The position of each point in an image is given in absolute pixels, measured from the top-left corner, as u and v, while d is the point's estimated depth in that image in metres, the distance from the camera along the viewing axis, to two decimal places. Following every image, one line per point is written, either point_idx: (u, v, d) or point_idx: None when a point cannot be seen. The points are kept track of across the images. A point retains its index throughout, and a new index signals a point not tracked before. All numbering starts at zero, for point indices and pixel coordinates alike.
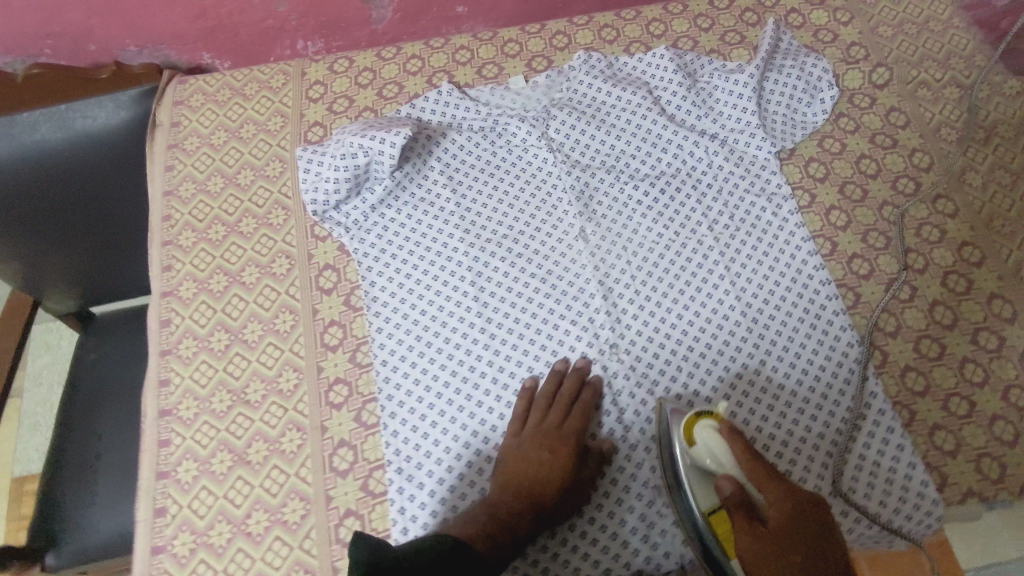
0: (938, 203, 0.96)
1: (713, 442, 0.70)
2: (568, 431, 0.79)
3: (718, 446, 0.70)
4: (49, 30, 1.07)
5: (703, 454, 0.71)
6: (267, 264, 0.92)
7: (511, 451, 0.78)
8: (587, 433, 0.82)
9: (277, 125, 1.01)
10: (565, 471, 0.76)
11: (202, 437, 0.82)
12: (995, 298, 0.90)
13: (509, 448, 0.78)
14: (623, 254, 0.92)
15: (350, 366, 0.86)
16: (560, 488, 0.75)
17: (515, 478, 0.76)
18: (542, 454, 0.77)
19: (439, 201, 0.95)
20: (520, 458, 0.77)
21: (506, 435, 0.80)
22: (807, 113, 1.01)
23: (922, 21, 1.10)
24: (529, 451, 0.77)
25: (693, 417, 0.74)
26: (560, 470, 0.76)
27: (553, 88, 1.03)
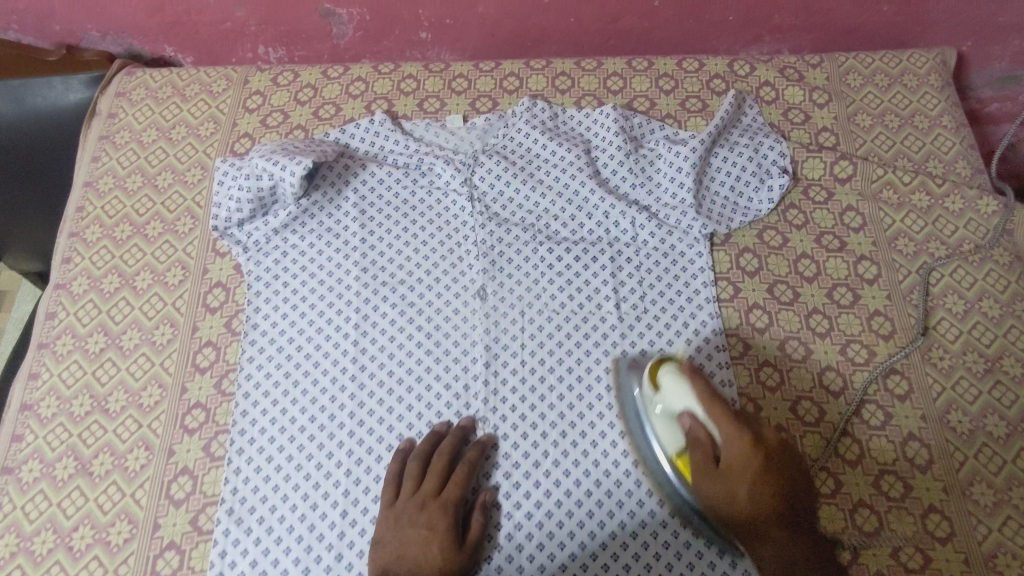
0: (874, 320, 0.88)
1: (673, 388, 0.73)
2: (447, 496, 0.75)
3: (681, 386, 0.72)
4: (13, 7, 1.06)
5: (668, 398, 0.73)
6: (161, 272, 0.91)
7: (389, 528, 0.74)
8: (472, 490, 0.78)
9: (207, 131, 1.00)
10: (450, 544, 0.72)
11: (54, 439, 0.82)
12: (911, 440, 0.81)
13: (384, 522, 0.75)
14: (519, 320, 0.87)
15: (213, 393, 0.84)
16: (448, 564, 0.71)
17: (395, 561, 0.72)
18: (420, 529, 0.73)
19: (344, 232, 0.92)
20: (399, 538, 0.73)
21: (380, 507, 0.76)
22: (752, 200, 0.94)
23: (908, 114, 1.00)
24: (407, 528, 0.73)
25: (654, 368, 0.77)
26: (444, 543, 0.72)
27: (488, 132, 0.99)
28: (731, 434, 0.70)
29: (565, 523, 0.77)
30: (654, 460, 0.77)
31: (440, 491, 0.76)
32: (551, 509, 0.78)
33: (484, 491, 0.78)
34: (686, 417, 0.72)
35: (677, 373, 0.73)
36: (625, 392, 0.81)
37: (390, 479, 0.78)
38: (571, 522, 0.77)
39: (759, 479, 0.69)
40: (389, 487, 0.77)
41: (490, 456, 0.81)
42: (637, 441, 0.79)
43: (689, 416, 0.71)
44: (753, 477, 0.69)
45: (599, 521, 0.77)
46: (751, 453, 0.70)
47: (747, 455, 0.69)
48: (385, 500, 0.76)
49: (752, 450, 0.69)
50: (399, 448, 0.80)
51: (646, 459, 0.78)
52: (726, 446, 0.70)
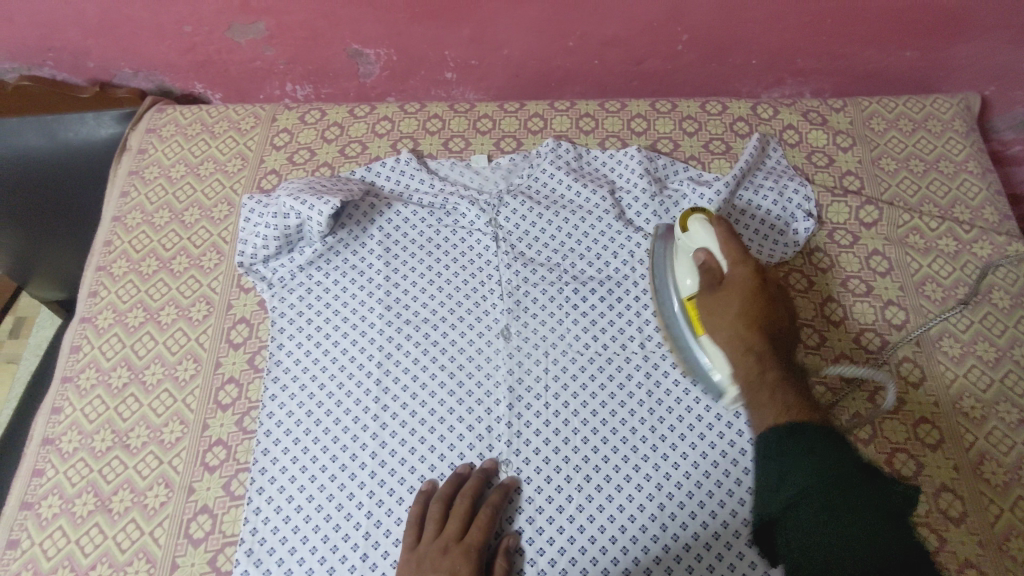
0: (903, 366, 0.86)
1: (701, 228, 0.76)
2: (469, 541, 0.74)
3: (710, 229, 0.75)
4: (47, 45, 1.08)
5: (692, 238, 0.77)
6: (186, 307, 0.92)
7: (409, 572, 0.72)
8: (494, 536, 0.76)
9: (235, 168, 1.02)
10: None
11: (74, 474, 0.82)
12: (944, 492, 0.78)
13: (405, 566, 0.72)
14: (543, 359, 0.86)
15: (235, 430, 0.83)
16: None
17: None
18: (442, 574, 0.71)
19: (369, 270, 0.93)
20: None
21: (402, 550, 0.74)
22: (779, 242, 0.93)
23: (933, 159, 1.00)
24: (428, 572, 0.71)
25: (687, 213, 0.80)
26: None
27: (513, 172, 1.00)
28: (737, 257, 0.72)
29: (590, 570, 0.75)
30: (668, 311, 0.79)
31: (462, 535, 0.74)
32: (576, 555, 0.75)
33: (507, 536, 0.76)
34: (702, 253, 0.74)
35: (706, 218, 0.77)
36: (658, 253, 0.84)
37: (412, 522, 0.76)
38: (595, 570, 0.75)
39: (755, 299, 0.70)
40: (411, 529, 0.75)
41: (514, 500, 0.79)
42: (660, 288, 0.81)
43: (704, 252, 0.75)
44: (748, 297, 0.70)
45: (624, 568, 0.75)
46: (751, 279, 0.71)
47: (748, 284, 0.70)
48: (406, 544, 0.75)
49: (752, 277, 0.71)
50: (421, 490, 0.79)
51: (663, 311, 0.80)
52: (733, 274, 0.71)
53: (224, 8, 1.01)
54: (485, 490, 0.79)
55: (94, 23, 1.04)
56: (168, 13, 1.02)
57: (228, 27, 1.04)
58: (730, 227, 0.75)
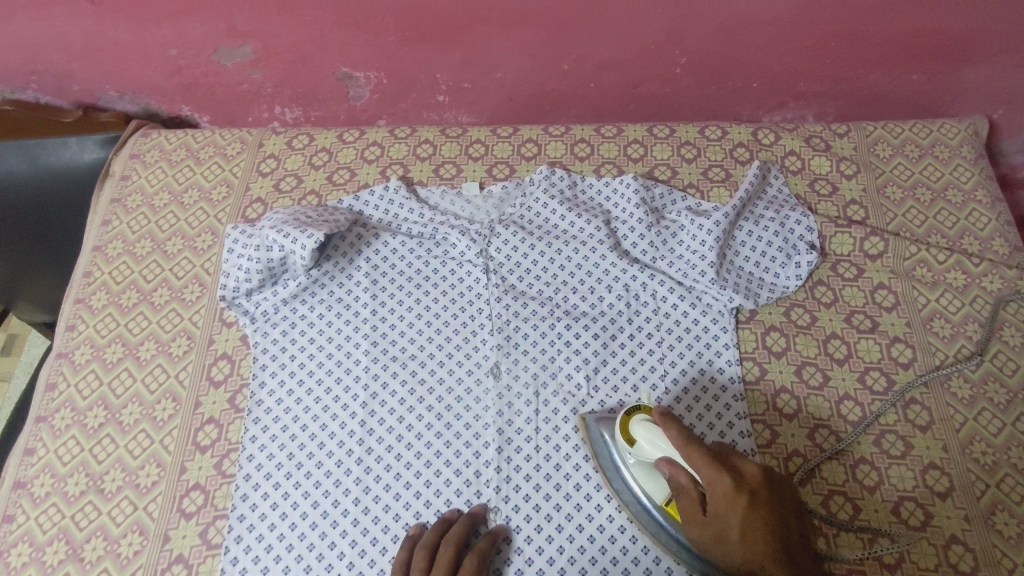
0: (909, 408, 0.82)
1: (648, 438, 0.69)
2: None
3: (656, 438, 0.69)
4: (29, 68, 1.05)
5: (648, 453, 0.70)
6: (166, 341, 0.88)
7: None
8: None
9: (219, 195, 0.99)
10: None
11: (45, 520, 0.78)
12: (953, 544, 0.75)
13: None
14: (534, 400, 0.83)
15: (213, 474, 0.80)
16: None
17: None
18: None
19: (356, 304, 0.89)
20: None
21: None
22: (780, 276, 0.90)
23: (940, 187, 0.97)
24: None
25: (625, 417, 0.73)
26: None
27: (505, 201, 0.97)
28: (711, 474, 0.64)
29: None
30: (643, 515, 0.73)
31: None
32: None
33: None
34: (666, 468, 0.68)
35: (649, 423, 0.70)
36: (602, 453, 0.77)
37: (396, 569, 0.72)
38: None
39: (752, 519, 0.63)
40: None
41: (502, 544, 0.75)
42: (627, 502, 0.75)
43: (667, 465, 0.68)
44: (743, 520, 0.63)
45: None
46: (738, 498, 0.64)
47: (735, 508, 0.63)
48: None
49: (736, 497, 0.63)
50: (409, 533, 0.75)
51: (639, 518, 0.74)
52: (713, 496, 0.64)
53: (210, 31, 0.98)
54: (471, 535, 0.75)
55: (76, 46, 1.01)
56: (152, 36, 0.99)
57: (214, 50, 1.01)
58: (675, 422, 0.69)
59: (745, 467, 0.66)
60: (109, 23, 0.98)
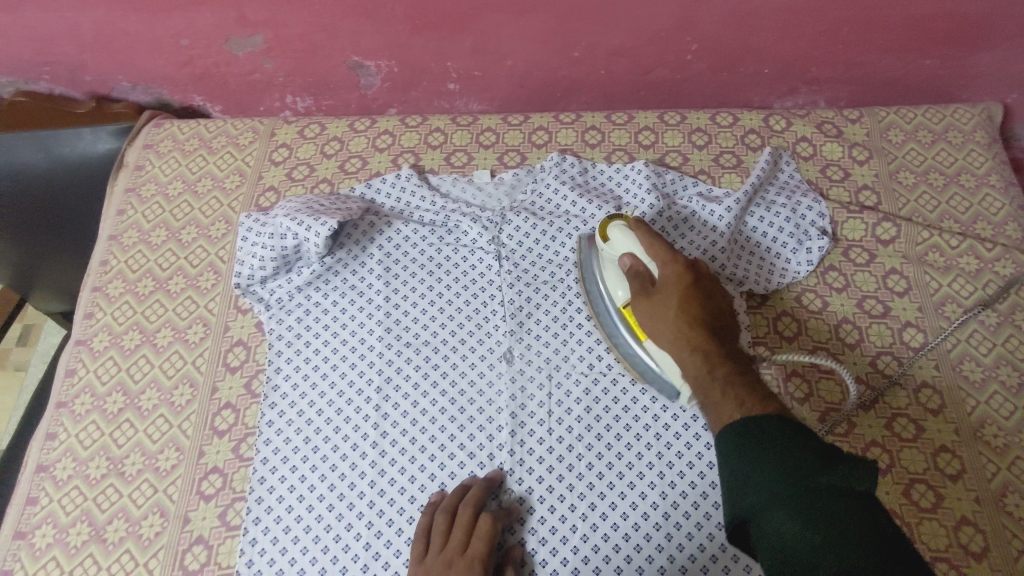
0: (921, 392, 0.82)
1: (621, 235, 0.75)
2: (471, 554, 0.71)
3: (629, 234, 0.75)
4: (44, 59, 1.07)
5: (614, 246, 0.76)
6: (182, 328, 0.90)
7: None
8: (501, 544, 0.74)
9: (233, 184, 1.00)
10: None
11: (68, 502, 0.80)
12: (965, 525, 0.75)
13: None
14: (547, 383, 0.83)
15: (231, 457, 0.82)
16: None
17: None
18: None
19: (369, 291, 0.90)
20: None
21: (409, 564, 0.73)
22: (791, 261, 0.90)
23: (953, 172, 0.97)
24: None
25: (606, 221, 0.79)
26: None
27: (517, 188, 0.97)
28: (664, 258, 0.71)
29: None
30: (604, 315, 0.79)
31: (465, 549, 0.72)
32: None
33: (512, 550, 0.74)
34: (628, 259, 0.73)
35: (625, 224, 0.76)
36: (584, 259, 0.82)
37: (419, 534, 0.74)
38: None
39: (690, 295, 0.68)
40: (418, 542, 0.73)
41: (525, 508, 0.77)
42: (594, 298, 0.80)
43: (630, 257, 0.74)
44: (681, 290, 0.69)
45: None
46: (683, 272, 0.70)
47: (679, 279, 0.69)
48: (414, 557, 0.73)
49: (682, 274, 0.70)
50: (430, 500, 0.77)
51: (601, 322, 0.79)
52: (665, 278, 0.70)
53: (221, 21, 0.99)
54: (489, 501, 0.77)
55: (89, 38, 1.02)
56: (164, 27, 1.00)
57: (226, 40, 1.02)
58: (650, 229, 0.75)
59: (697, 263, 0.72)
60: (121, 14, 0.99)
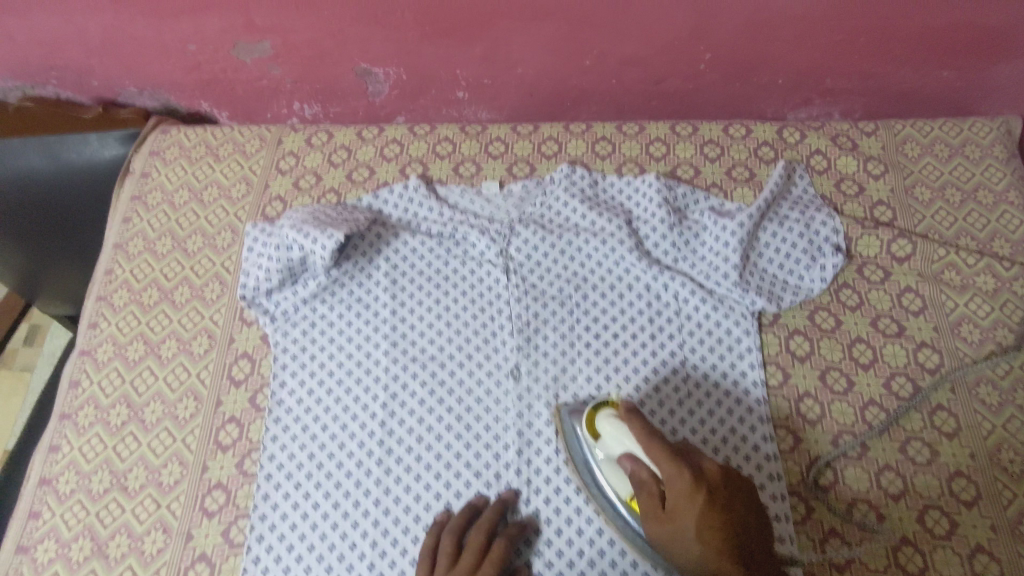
0: (936, 415, 0.81)
1: (611, 429, 0.69)
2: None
3: (619, 431, 0.69)
4: (50, 64, 1.06)
5: (609, 447, 0.70)
6: (187, 340, 0.89)
7: None
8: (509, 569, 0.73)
9: (239, 193, 0.99)
10: None
11: (71, 517, 0.79)
12: (980, 553, 0.73)
13: None
14: (554, 401, 0.82)
15: (235, 473, 0.81)
16: None
17: None
18: None
19: (375, 304, 0.89)
20: None
21: None
22: (804, 278, 0.89)
23: (970, 188, 0.95)
24: None
25: (591, 409, 0.74)
26: None
27: (526, 200, 0.96)
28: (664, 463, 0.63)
29: None
30: (608, 505, 0.72)
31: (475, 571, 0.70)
32: None
33: (518, 571, 0.73)
34: (625, 460, 0.67)
35: (612, 415, 0.70)
36: (571, 440, 0.77)
37: (425, 553, 0.72)
38: None
39: (709, 520, 0.60)
40: (424, 562, 0.72)
41: (534, 534, 0.76)
42: (592, 487, 0.73)
43: (627, 458, 0.67)
44: (698, 526, 0.60)
45: None
46: (693, 487, 0.61)
47: (688, 497, 0.61)
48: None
49: (693, 491, 0.61)
50: (435, 519, 0.75)
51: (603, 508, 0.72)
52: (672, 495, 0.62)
53: (229, 27, 0.98)
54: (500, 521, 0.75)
55: (95, 43, 1.01)
56: (171, 32, 0.99)
57: (234, 46, 1.01)
58: (641, 417, 0.68)
59: (705, 465, 0.63)
60: (127, 19, 0.97)
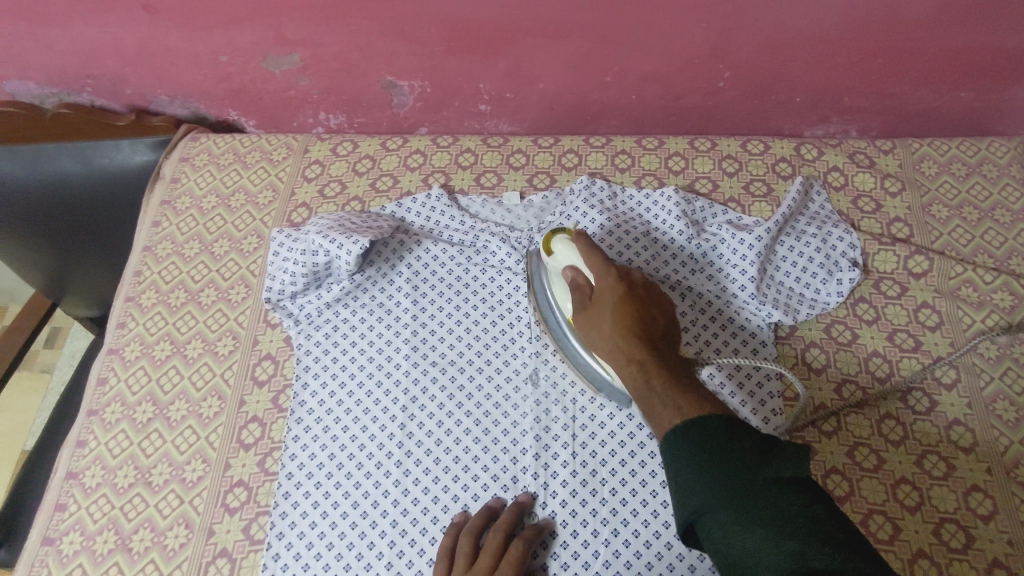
0: (952, 430, 0.81)
1: (562, 244, 0.78)
2: None
3: (570, 246, 0.77)
4: (87, 72, 1.09)
5: (558, 262, 0.78)
6: (212, 340, 0.91)
7: None
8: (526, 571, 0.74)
9: (266, 199, 1.02)
10: None
11: (96, 510, 0.81)
12: (997, 568, 0.73)
13: None
14: (571, 407, 0.83)
15: (256, 471, 0.82)
16: None
17: None
18: None
19: (397, 309, 0.91)
20: None
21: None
22: (821, 291, 0.90)
23: (988, 207, 0.95)
24: None
25: (549, 233, 0.81)
26: None
27: (546, 210, 0.98)
28: (600, 268, 0.74)
29: None
30: (552, 320, 0.80)
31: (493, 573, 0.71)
32: None
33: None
34: (570, 271, 0.76)
35: (566, 235, 0.79)
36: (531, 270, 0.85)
37: (442, 553, 0.74)
38: None
39: (624, 307, 0.71)
40: (442, 562, 0.73)
41: (552, 537, 0.76)
42: (540, 303, 0.82)
43: (572, 268, 0.76)
44: (612, 311, 0.71)
45: None
46: (618, 286, 0.73)
47: (615, 291, 0.72)
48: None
49: (618, 289, 0.72)
50: (454, 521, 0.77)
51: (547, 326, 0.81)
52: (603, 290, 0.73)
53: (261, 39, 1.01)
54: (517, 525, 0.76)
55: (132, 53, 1.05)
56: (205, 43, 1.02)
57: (265, 58, 1.04)
58: (591, 240, 0.77)
59: (633, 276, 0.75)
60: (164, 31, 1.01)
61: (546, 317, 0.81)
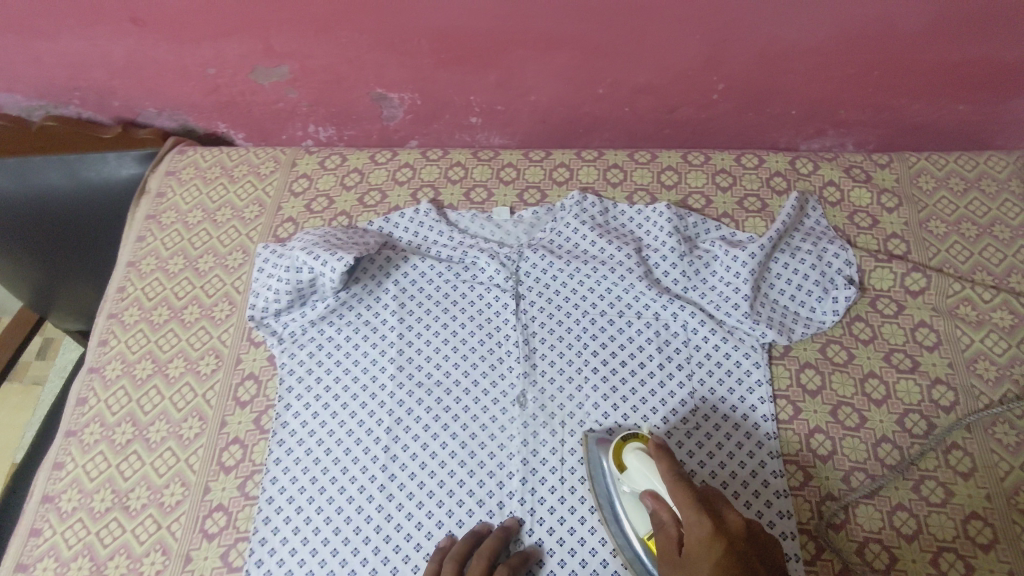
0: (950, 454, 0.79)
1: (636, 465, 0.70)
2: None
3: (644, 464, 0.69)
4: (73, 85, 1.08)
5: (636, 481, 0.70)
6: (195, 359, 0.89)
7: None
8: None
9: (252, 214, 1.00)
10: None
11: (71, 535, 0.79)
12: None
13: None
14: (559, 429, 0.81)
15: (236, 495, 0.80)
16: None
17: None
18: None
19: (384, 327, 0.89)
20: None
21: None
22: (816, 309, 0.88)
23: (987, 223, 0.93)
24: None
25: (619, 441, 0.74)
26: None
27: (536, 226, 0.96)
28: (686, 508, 0.61)
29: None
30: (625, 537, 0.73)
31: None
32: None
33: None
34: (649, 498, 0.67)
35: (640, 448, 0.71)
36: (591, 460, 0.77)
37: None
38: None
39: (724, 572, 0.55)
40: None
41: (538, 561, 0.74)
42: (610, 512, 0.74)
43: (650, 496, 0.67)
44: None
45: None
46: (709, 534, 0.58)
47: (708, 553, 0.57)
48: None
49: (704, 529, 0.59)
50: (438, 545, 0.75)
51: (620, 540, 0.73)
52: (691, 543, 0.59)
53: (248, 52, 0.99)
54: (503, 549, 0.74)
55: (118, 66, 1.03)
56: (191, 56, 1.01)
57: (252, 70, 1.02)
58: (669, 454, 0.68)
59: (726, 509, 0.61)
60: (149, 43, 1.00)
61: (615, 530, 0.73)
